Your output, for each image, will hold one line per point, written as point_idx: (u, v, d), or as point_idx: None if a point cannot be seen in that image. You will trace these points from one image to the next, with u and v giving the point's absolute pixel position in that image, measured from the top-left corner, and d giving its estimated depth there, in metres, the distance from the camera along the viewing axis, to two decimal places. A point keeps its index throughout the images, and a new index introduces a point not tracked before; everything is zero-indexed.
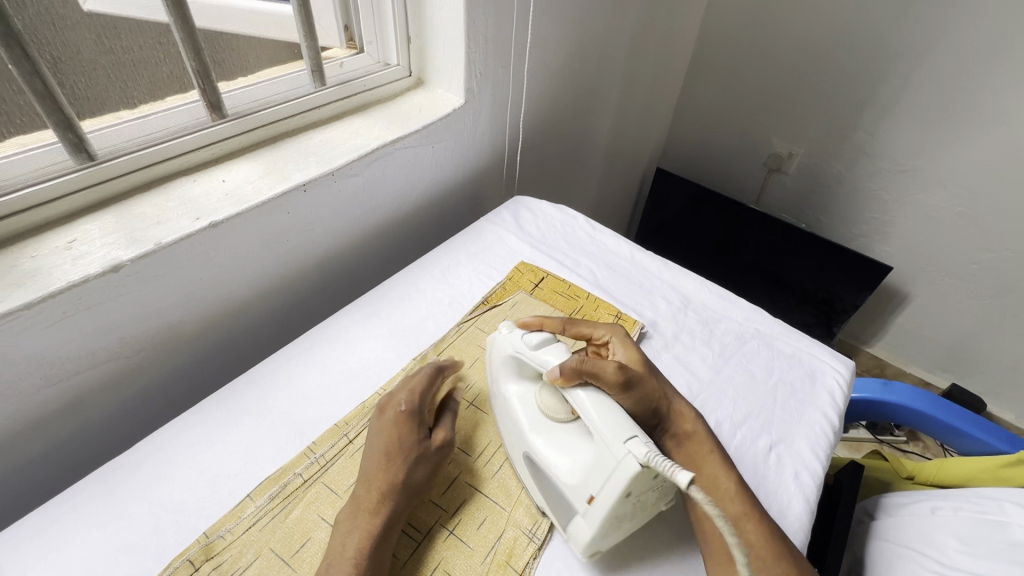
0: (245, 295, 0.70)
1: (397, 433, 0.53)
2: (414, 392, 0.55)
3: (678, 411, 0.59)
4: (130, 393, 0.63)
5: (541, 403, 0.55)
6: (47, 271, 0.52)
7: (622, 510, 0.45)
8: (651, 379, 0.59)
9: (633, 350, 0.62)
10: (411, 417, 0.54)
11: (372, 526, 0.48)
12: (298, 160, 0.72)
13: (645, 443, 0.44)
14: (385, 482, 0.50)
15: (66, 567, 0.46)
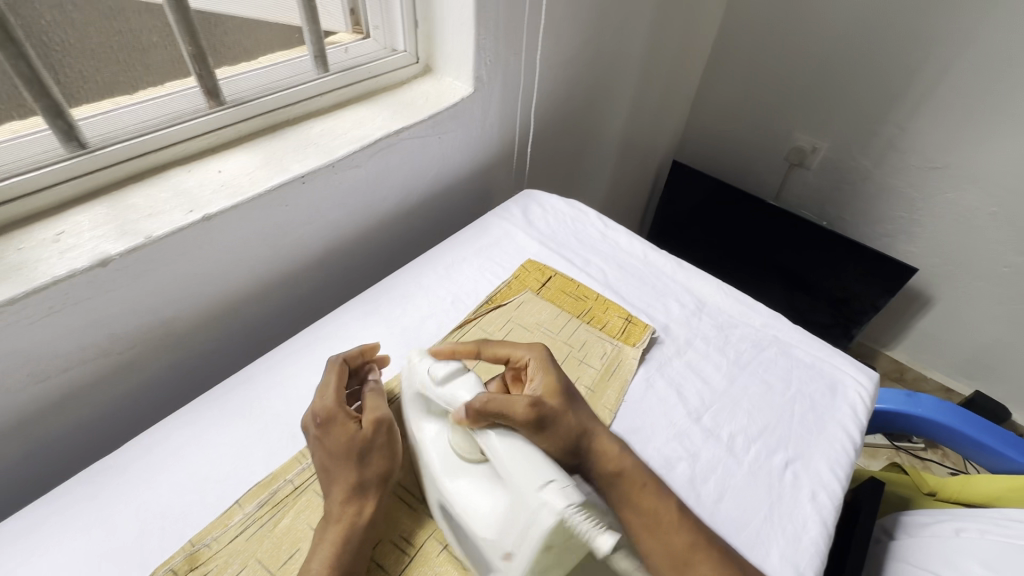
0: (242, 290, 0.68)
1: (329, 442, 0.49)
2: (332, 397, 0.51)
3: (602, 445, 0.52)
4: (122, 389, 0.61)
5: (455, 442, 0.49)
6: (33, 265, 0.50)
7: (543, 564, 0.41)
8: (568, 414, 0.53)
9: (551, 380, 0.55)
10: (336, 421, 0.49)
11: (336, 535, 0.45)
12: (299, 151, 0.69)
13: (562, 490, 0.40)
14: (345, 490, 0.47)
15: (48, 573, 0.44)
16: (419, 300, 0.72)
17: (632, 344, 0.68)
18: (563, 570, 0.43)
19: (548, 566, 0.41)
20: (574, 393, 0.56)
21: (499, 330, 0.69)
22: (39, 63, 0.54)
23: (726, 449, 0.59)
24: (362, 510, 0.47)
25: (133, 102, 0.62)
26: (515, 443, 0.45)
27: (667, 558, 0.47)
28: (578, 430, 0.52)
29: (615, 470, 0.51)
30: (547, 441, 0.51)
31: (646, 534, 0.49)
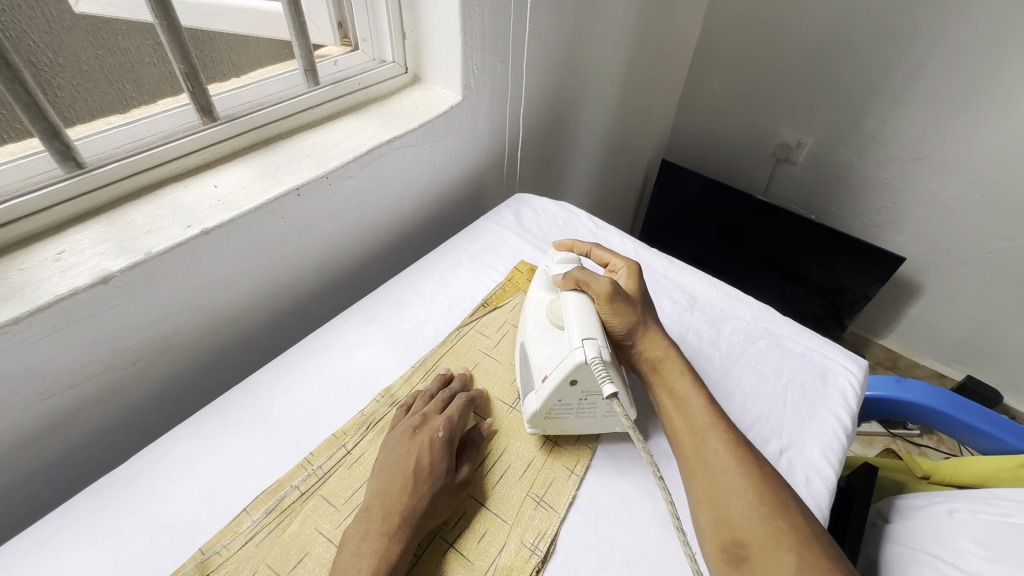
0: (242, 303, 0.69)
1: (427, 457, 0.52)
2: (453, 419, 0.56)
3: (664, 335, 0.62)
4: (126, 404, 0.62)
5: (548, 315, 0.60)
6: (36, 284, 0.51)
7: (567, 396, 0.54)
8: (643, 303, 0.64)
9: (638, 281, 0.65)
10: (444, 445, 0.53)
11: (386, 552, 0.46)
12: (293, 163, 0.70)
13: (596, 346, 0.53)
14: (405, 506, 0.49)
15: None
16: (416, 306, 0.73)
17: None
18: (576, 413, 0.56)
19: (566, 397, 0.54)
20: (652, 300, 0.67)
21: (496, 332, 0.71)
22: (36, 87, 0.55)
23: None
24: (416, 536, 0.48)
25: (125, 121, 0.63)
26: (581, 303, 0.58)
27: (691, 431, 0.54)
28: (648, 320, 0.62)
29: (665, 353, 0.60)
30: (619, 317, 0.60)
31: (675, 412, 0.56)
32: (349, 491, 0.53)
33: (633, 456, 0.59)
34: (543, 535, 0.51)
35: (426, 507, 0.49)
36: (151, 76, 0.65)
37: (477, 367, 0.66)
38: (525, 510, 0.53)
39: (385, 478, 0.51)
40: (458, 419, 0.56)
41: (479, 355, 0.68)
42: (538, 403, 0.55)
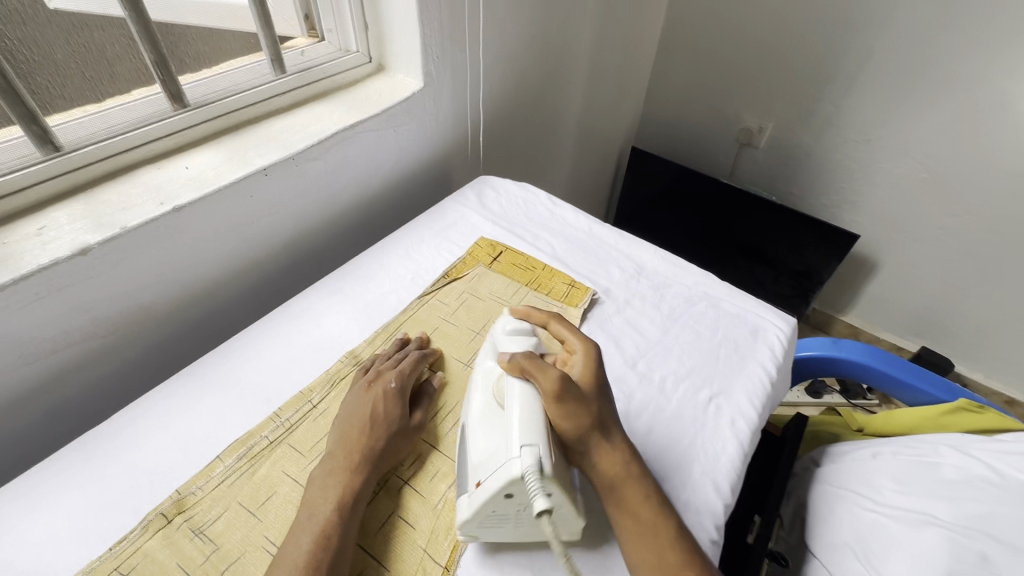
0: (215, 277, 0.74)
1: (382, 403, 0.58)
2: (404, 373, 0.62)
3: (622, 440, 0.55)
4: (106, 371, 0.67)
5: (492, 391, 0.56)
6: (19, 256, 0.55)
7: (503, 508, 0.48)
8: (602, 398, 0.56)
9: (596, 368, 0.57)
10: (397, 394, 0.59)
11: (350, 481, 0.51)
12: (261, 145, 0.75)
13: (535, 455, 0.47)
14: (365, 445, 0.54)
15: (48, 523, 0.50)
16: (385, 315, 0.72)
17: (575, 305, 0.76)
18: (513, 523, 0.49)
19: (501, 509, 0.47)
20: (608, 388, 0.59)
21: (455, 300, 0.76)
22: (18, 83, 0.60)
23: (658, 388, 0.67)
24: (377, 468, 0.54)
25: (100, 109, 0.68)
26: (527, 401, 0.52)
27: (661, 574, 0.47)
28: (606, 423, 0.54)
29: (624, 466, 0.53)
30: (575, 424, 0.52)
31: (640, 543, 0.49)
32: (315, 439, 0.58)
33: None
34: None
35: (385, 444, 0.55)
36: (125, 69, 0.69)
37: (436, 331, 0.72)
38: None
39: (343, 425, 0.56)
40: (409, 372, 0.62)
41: (438, 320, 0.73)
42: (468, 513, 0.48)
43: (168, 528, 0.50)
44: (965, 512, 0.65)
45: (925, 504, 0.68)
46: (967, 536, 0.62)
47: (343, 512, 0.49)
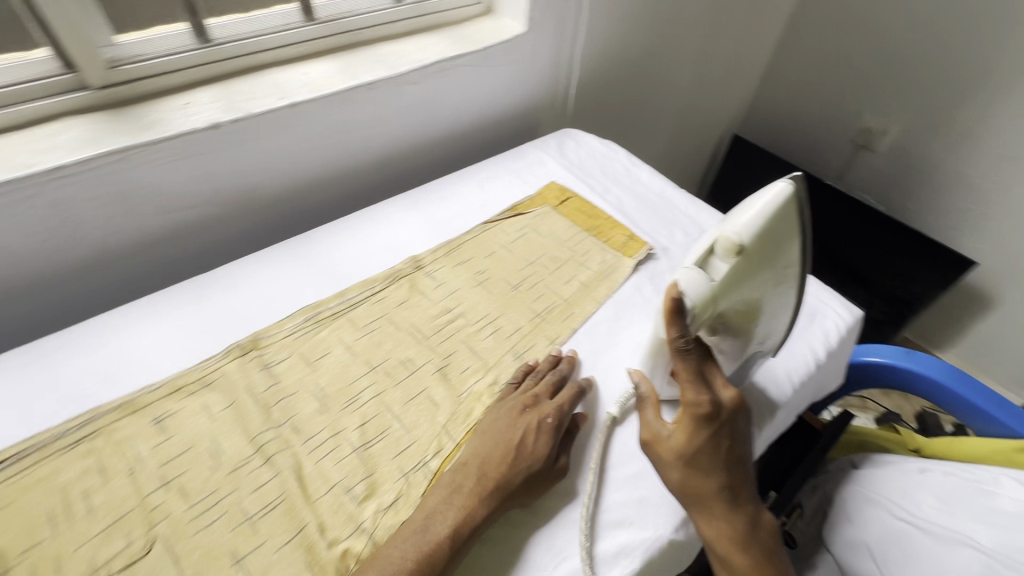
0: (314, 174, 0.83)
1: (532, 438, 0.53)
2: (564, 407, 0.56)
3: (721, 509, 0.49)
4: (216, 236, 0.79)
5: None
6: (168, 121, 0.67)
7: None
8: (698, 467, 0.49)
9: (688, 431, 0.50)
10: (552, 433, 0.54)
11: (472, 510, 0.48)
12: (370, 64, 0.82)
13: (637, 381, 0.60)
14: (499, 479, 0.50)
15: (158, 332, 0.62)
16: (790, 195, 0.47)
17: (630, 256, 0.77)
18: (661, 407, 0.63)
19: None
20: (735, 443, 0.51)
21: (516, 233, 0.80)
22: None
23: None
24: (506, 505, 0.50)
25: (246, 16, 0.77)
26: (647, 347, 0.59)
27: None
28: (696, 493, 0.49)
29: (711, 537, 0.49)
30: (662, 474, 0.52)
31: None
32: (370, 319, 0.66)
33: (608, 343, 0.67)
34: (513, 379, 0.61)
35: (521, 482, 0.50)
36: None
37: (492, 255, 0.76)
38: (503, 360, 0.64)
39: (484, 445, 0.53)
40: (569, 408, 0.57)
41: (496, 246, 0.78)
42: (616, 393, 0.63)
43: (244, 358, 0.60)
44: (1010, 542, 0.60)
45: (966, 527, 0.63)
46: (1006, 566, 0.58)
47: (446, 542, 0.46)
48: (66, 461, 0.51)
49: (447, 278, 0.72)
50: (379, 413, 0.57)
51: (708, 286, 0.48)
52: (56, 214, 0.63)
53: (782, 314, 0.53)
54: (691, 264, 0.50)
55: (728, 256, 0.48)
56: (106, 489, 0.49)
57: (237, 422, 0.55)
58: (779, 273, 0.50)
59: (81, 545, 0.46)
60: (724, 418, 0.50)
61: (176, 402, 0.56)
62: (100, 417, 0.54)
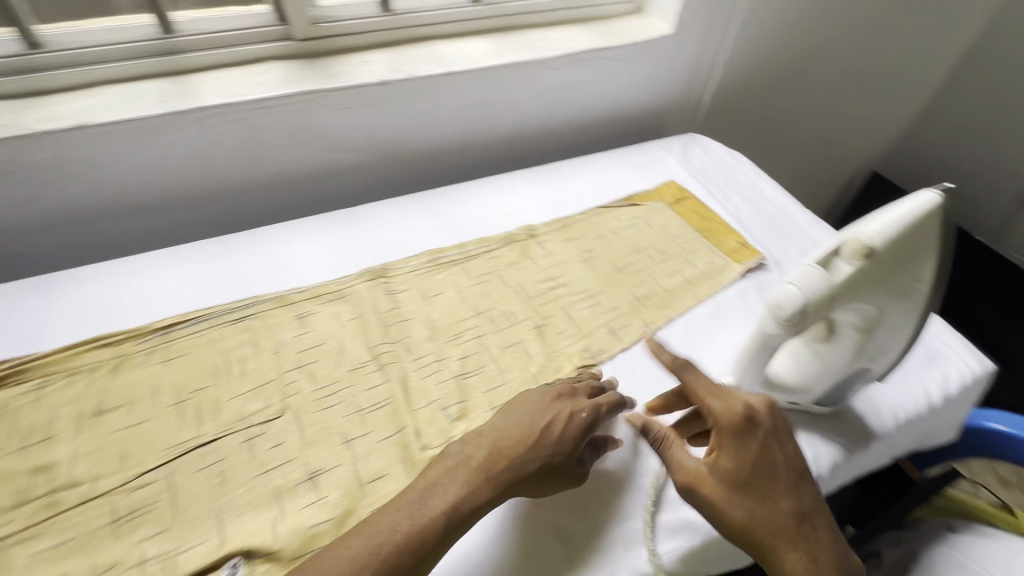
0: (453, 141, 0.91)
1: (559, 427, 0.50)
2: (601, 407, 0.52)
3: (788, 534, 0.46)
4: (362, 182, 0.89)
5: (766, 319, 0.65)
6: (348, 74, 0.78)
7: None
8: (753, 494, 0.47)
9: (731, 449, 0.48)
10: (580, 430, 0.50)
11: (476, 488, 0.46)
12: (521, 46, 0.89)
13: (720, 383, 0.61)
14: (508, 463, 0.47)
15: (309, 248, 0.72)
16: (937, 207, 0.47)
17: (739, 262, 0.77)
18: None
19: None
20: (787, 451, 0.49)
21: (627, 221, 0.83)
22: None
23: None
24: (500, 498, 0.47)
25: None
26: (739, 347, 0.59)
27: None
28: (758, 522, 0.46)
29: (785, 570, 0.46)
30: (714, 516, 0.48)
31: None
32: (482, 272, 0.72)
33: (701, 339, 0.68)
34: (604, 350, 0.65)
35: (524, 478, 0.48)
36: None
37: (601, 238, 0.80)
38: (597, 332, 0.67)
39: (508, 422, 0.50)
40: (605, 408, 0.53)
41: (606, 231, 0.81)
42: None
43: (373, 282, 0.69)
44: None
45: None
46: None
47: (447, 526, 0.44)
48: (229, 332, 0.62)
49: (556, 250, 0.76)
50: (479, 352, 0.63)
51: (827, 284, 0.47)
52: (250, 138, 0.76)
53: (896, 334, 0.52)
54: (811, 261, 0.48)
55: (854, 258, 0.47)
56: (255, 359, 0.60)
57: (362, 332, 0.64)
58: (907, 286, 0.49)
59: (235, 397, 0.56)
60: (767, 434, 0.49)
61: (317, 306, 0.66)
62: (259, 305, 0.65)
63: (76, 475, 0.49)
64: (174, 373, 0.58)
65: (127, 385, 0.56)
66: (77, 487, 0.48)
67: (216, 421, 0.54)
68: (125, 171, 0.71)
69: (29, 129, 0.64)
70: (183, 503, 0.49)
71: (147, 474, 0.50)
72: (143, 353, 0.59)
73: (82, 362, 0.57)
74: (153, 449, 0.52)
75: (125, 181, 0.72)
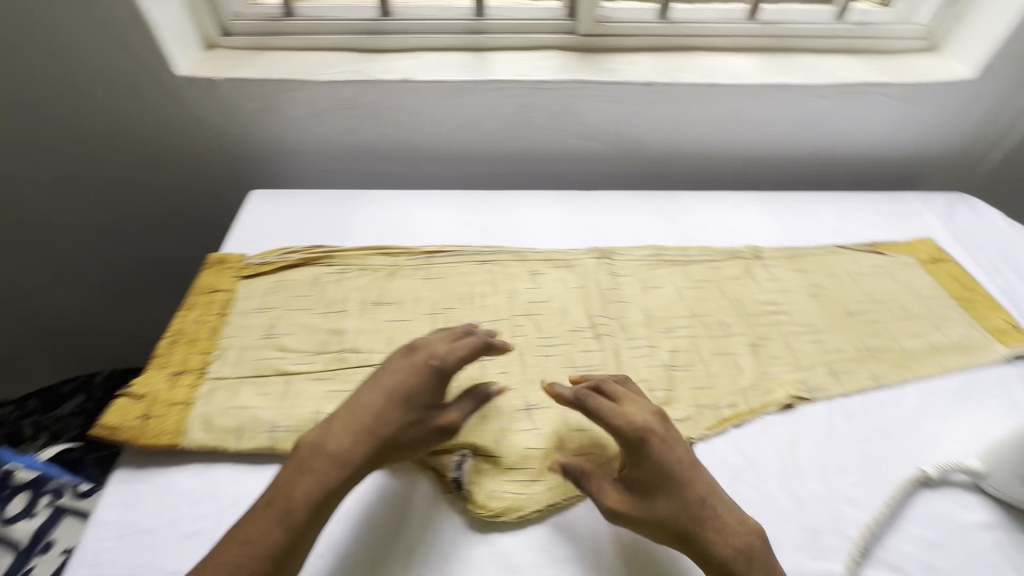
0: (691, 150, 0.92)
1: (409, 384, 0.50)
2: (448, 354, 0.53)
3: (709, 521, 0.46)
4: (595, 171, 0.95)
5: None
6: (618, 71, 0.84)
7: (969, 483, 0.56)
8: (661, 492, 0.47)
9: (634, 455, 0.48)
10: (417, 386, 0.51)
11: (332, 462, 0.46)
12: (791, 69, 0.86)
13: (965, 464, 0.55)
14: (364, 433, 0.47)
15: (548, 218, 0.80)
16: None
17: (1004, 344, 0.67)
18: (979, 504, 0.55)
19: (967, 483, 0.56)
20: (672, 437, 0.50)
21: (868, 268, 0.77)
22: None
23: None
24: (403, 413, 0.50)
25: (702, 7, 0.90)
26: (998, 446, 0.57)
27: None
28: (678, 515, 0.46)
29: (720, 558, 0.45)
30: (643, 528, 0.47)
31: None
32: (702, 278, 0.73)
33: (940, 412, 0.61)
34: (822, 388, 0.62)
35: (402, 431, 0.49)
36: None
37: (834, 277, 0.75)
38: (817, 368, 0.64)
39: (369, 389, 0.50)
40: (455, 357, 0.53)
41: (841, 272, 0.76)
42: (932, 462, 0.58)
43: (599, 260, 0.74)
44: None
45: None
46: None
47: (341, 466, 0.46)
48: (476, 269, 0.72)
49: (783, 277, 0.74)
50: (690, 350, 0.65)
51: None
52: (520, 114, 0.86)
53: None
54: None
55: None
56: (493, 297, 0.69)
57: (584, 301, 0.69)
58: None
59: (475, 322, 0.66)
60: (652, 425, 0.50)
61: (549, 268, 0.73)
62: (502, 254, 0.74)
63: (357, 344, 0.62)
64: (432, 289, 0.69)
65: (397, 288, 0.69)
66: (358, 353, 0.61)
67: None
68: (420, 123, 0.86)
69: (372, 76, 0.81)
70: None
71: None
72: (412, 267, 0.71)
73: (369, 262, 0.71)
74: (410, 343, 0.63)
75: (418, 130, 0.87)
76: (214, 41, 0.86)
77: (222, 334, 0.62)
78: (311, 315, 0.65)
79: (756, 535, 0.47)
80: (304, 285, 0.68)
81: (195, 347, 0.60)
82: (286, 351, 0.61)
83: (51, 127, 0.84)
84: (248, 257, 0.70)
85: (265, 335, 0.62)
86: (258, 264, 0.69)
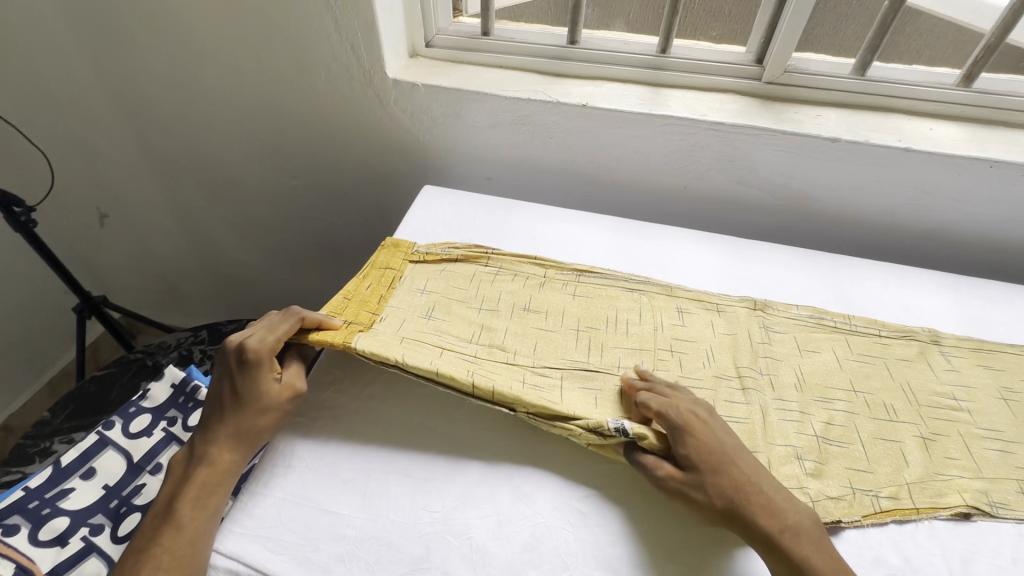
0: (864, 213, 0.87)
1: (239, 377, 0.55)
2: (261, 336, 0.57)
3: (760, 500, 0.49)
4: (750, 216, 0.93)
5: None
6: (801, 122, 0.81)
7: None
8: (714, 472, 0.50)
9: (678, 440, 0.52)
10: (245, 372, 0.55)
11: (209, 460, 0.52)
12: (1007, 144, 0.78)
13: None
14: (224, 428, 0.53)
15: (699, 258, 0.80)
16: None
17: None
18: None
19: None
20: (706, 424, 0.54)
21: None
22: (886, 35, 0.81)
23: None
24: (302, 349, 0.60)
25: (903, 67, 0.84)
26: None
27: None
28: (728, 493, 0.49)
29: (774, 539, 0.47)
30: (699, 510, 0.49)
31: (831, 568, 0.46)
32: (867, 351, 0.68)
33: None
34: (1008, 506, 0.54)
35: (255, 400, 0.55)
36: (943, 55, 0.83)
37: None
38: (1004, 482, 0.56)
39: (214, 402, 0.56)
40: (267, 336, 0.57)
41: None
42: None
43: (751, 310, 0.72)
44: None
45: None
46: None
47: (229, 437, 0.53)
48: (623, 296, 0.72)
49: (969, 370, 0.66)
50: (848, 426, 0.60)
51: None
52: (687, 151, 0.86)
53: None
54: None
55: None
56: (639, 328, 0.68)
57: (732, 348, 0.67)
58: None
59: (618, 349, 0.66)
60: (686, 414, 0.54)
61: (696, 308, 0.72)
62: (652, 288, 0.74)
63: (506, 342, 0.65)
64: (579, 307, 0.70)
65: (547, 299, 0.71)
66: (505, 350, 0.63)
67: (601, 359, 0.65)
68: (585, 146, 0.90)
69: (552, 98, 0.85)
70: (565, 401, 0.58)
71: (548, 368, 0.62)
72: (562, 282, 0.73)
73: (522, 269, 0.75)
74: (555, 353, 0.65)
75: (582, 153, 0.91)
76: (417, 50, 0.95)
77: (388, 302, 0.67)
78: (466, 307, 0.69)
79: (811, 521, 0.49)
80: (463, 278, 0.72)
81: (367, 306, 0.66)
82: (442, 332, 0.64)
83: (270, 104, 0.98)
84: (417, 246, 0.77)
85: (424, 315, 0.66)
86: (426, 253, 0.75)
